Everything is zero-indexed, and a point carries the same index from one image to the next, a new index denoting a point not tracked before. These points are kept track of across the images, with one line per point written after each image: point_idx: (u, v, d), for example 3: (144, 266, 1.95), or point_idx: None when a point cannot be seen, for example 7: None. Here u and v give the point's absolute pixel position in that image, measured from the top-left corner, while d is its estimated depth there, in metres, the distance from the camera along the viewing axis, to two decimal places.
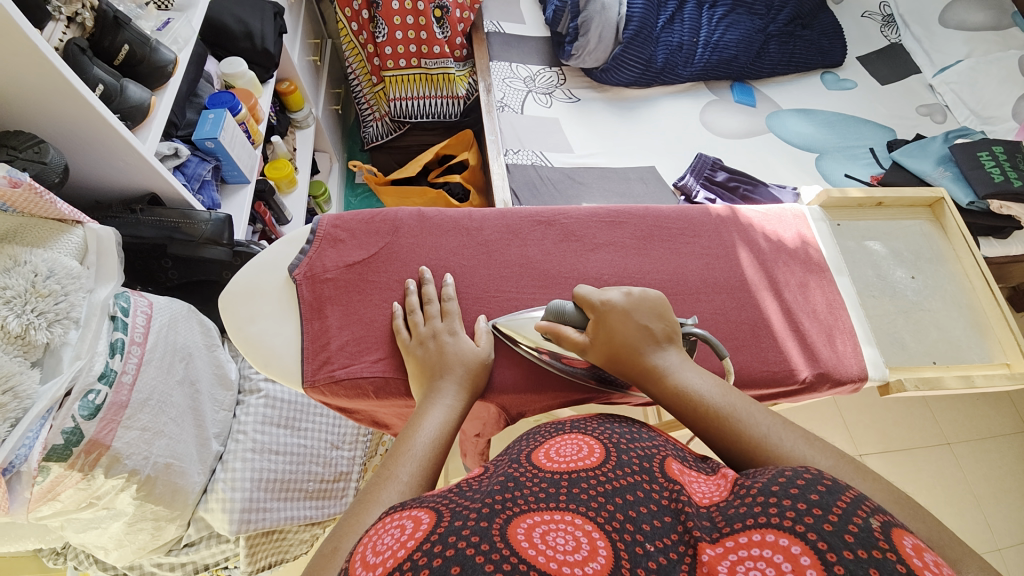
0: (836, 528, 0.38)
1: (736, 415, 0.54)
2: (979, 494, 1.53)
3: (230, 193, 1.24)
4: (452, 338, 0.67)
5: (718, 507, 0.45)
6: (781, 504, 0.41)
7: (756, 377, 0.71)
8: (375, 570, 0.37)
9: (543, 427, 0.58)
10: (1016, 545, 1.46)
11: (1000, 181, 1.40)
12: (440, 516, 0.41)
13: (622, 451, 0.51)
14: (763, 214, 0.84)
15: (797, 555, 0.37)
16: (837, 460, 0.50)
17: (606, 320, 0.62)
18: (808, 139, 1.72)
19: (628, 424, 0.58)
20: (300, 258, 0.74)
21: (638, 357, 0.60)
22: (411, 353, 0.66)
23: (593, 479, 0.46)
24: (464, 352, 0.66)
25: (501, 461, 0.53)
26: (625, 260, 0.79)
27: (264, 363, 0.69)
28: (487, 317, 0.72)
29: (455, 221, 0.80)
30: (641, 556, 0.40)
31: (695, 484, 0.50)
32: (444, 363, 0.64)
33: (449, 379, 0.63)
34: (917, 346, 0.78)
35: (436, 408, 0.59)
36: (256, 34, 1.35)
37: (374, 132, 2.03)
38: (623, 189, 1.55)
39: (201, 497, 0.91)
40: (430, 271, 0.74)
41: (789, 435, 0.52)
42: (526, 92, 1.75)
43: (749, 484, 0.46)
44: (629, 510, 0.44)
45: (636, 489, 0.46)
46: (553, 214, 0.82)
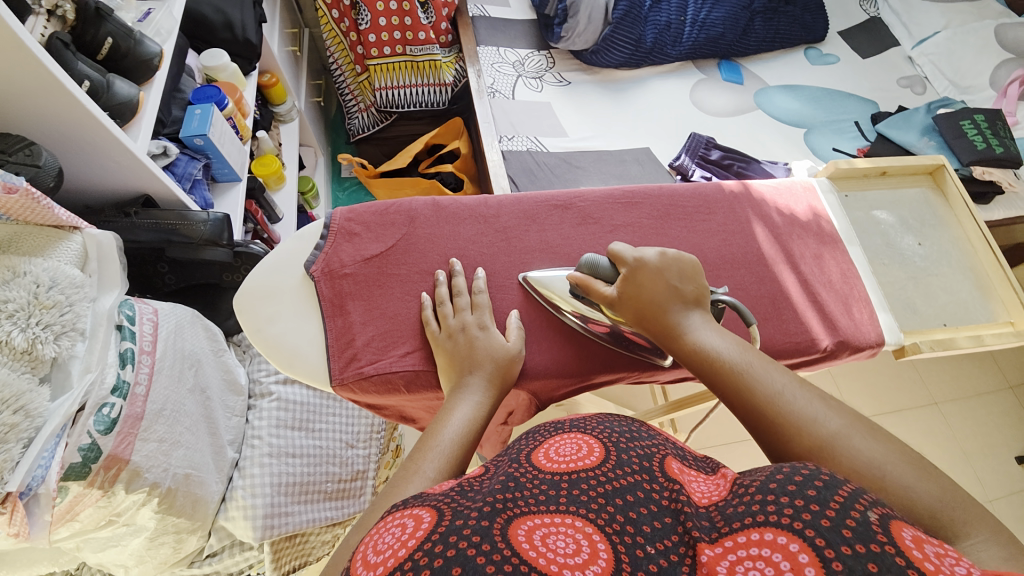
0: (833, 524, 0.38)
1: (754, 371, 0.56)
2: (968, 449, 1.60)
3: (221, 192, 1.19)
4: (482, 332, 0.65)
5: (713, 508, 0.46)
6: (777, 501, 0.41)
7: (780, 349, 0.73)
8: (375, 570, 0.37)
9: (542, 425, 0.58)
10: (1004, 497, 1.54)
11: (983, 148, 1.46)
12: (441, 516, 0.40)
13: (622, 451, 0.51)
14: (774, 189, 0.85)
15: (795, 552, 0.37)
16: (851, 420, 0.50)
17: (637, 277, 0.63)
18: (796, 115, 1.75)
19: (627, 421, 0.59)
20: (315, 254, 0.71)
21: (662, 311, 0.62)
22: (440, 346, 0.65)
23: (593, 480, 0.46)
24: (494, 349, 0.64)
25: (500, 462, 0.53)
26: (644, 240, 0.79)
27: (287, 364, 0.66)
28: (519, 311, 0.70)
29: (472, 209, 0.78)
30: (641, 560, 0.40)
31: (694, 483, 0.51)
32: (474, 358, 0.63)
33: (478, 376, 0.62)
34: (928, 310, 0.80)
35: (462, 404, 0.58)
36: (236, 24, 1.30)
37: (360, 123, 1.98)
38: (620, 172, 1.54)
39: (221, 506, 0.89)
40: (459, 263, 0.72)
41: (803, 395, 0.53)
42: (516, 77, 1.73)
43: (745, 483, 0.46)
44: (628, 511, 0.44)
45: (636, 489, 0.46)
46: (569, 197, 0.81)
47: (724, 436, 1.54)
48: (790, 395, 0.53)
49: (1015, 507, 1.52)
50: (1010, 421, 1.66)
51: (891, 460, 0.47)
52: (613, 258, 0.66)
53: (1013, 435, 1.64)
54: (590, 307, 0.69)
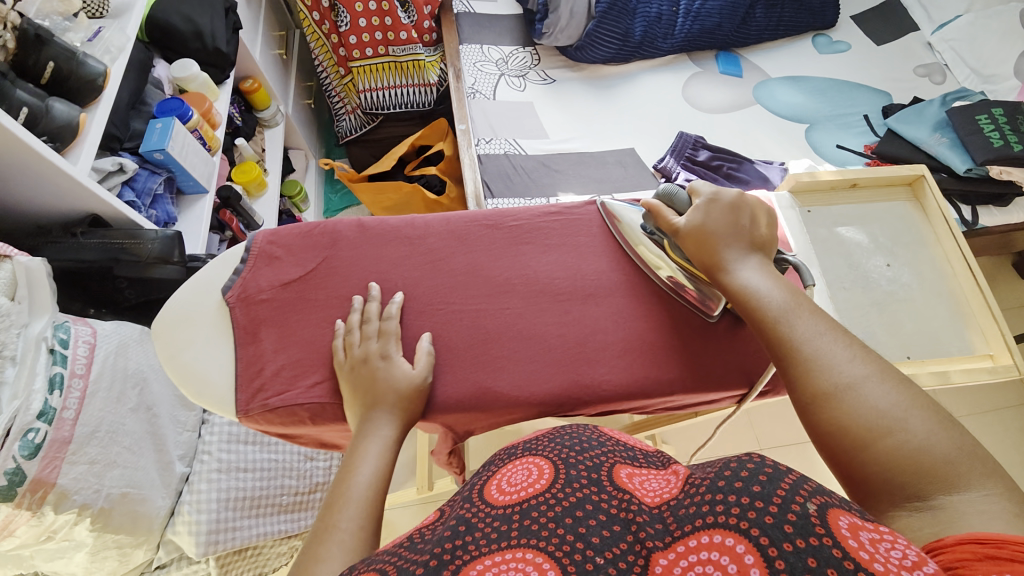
0: (775, 520, 0.38)
1: (795, 315, 0.57)
2: None
3: (188, 204, 1.20)
4: (384, 362, 0.64)
5: (666, 508, 0.46)
6: (726, 501, 0.42)
7: (719, 380, 0.70)
8: None
9: (497, 454, 0.60)
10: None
11: (1000, 146, 1.35)
12: None
13: (571, 466, 0.52)
14: None
15: (740, 553, 0.38)
16: (880, 370, 0.51)
17: (708, 209, 0.65)
18: (798, 109, 1.65)
19: (579, 428, 0.60)
20: (233, 279, 0.70)
21: (718, 246, 0.63)
22: (344, 377, 0.64)
23: (544, 505, 0.46)
24: (395, 379, 0.63)
25: (454, 503, 0.53)
26: (578, 262, 0.74)
27: (198, 394, 0.66)
28: (431, 335, 0.68)
29: (398, 230, 0.75)
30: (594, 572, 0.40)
31: (645, 484, 0.52)
32: (376, 392, 0.61)
33: (382, 409, 0.61)
34: (891, 341, 0.73)
35: (371, 442, 0.58)
36: (206, 33, 1.31)
37: (349, 125, 1.98)
38: (602, 175, 1.48)
39: (169, 519, 0.92)
40: (376, 287, 0.70)
41: (841, 341, 0.54)
42: (498, 76, 1.68)
43: (697, 482, 0.47)
44: (579, 525, 0.44)
45: (584, 504, 0.46)
46: (502, 215, 0.77)
47: None
48: (820, 340, 0.54)
49: None
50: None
51: (915, 411, 0.48)
52: (690, 190, 0.68)
53: None
54: (661, 251, 0.72)
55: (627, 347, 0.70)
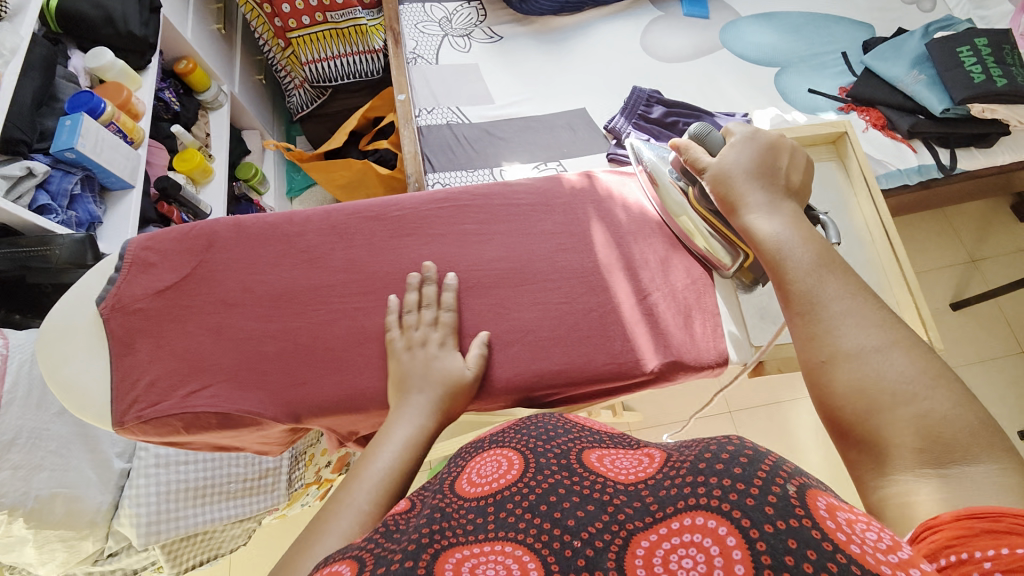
0: (756, 501, 0.35)
1: (819, 275, 0.56)
2: None
3: (115, 201, 1.19)
4: (440, 351, 0.63)
5: (645, 482, 0.42)
6: (706, 482, 0.38)
7: (597, 372, 0.65)
8: None
9: (465, 449, 0.55)
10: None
11: (981, 82, 1.23)
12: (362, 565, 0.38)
13: (541, 455, 0.48)
14: (621, 183, 0.75)
15: (721, 533, 0.35)
16: (892, 341, 0.51)
17: (740, 151, 0.64)
18: (769, 51, 1.50)
19: (545, 418, 0.56)
20: (107, 289, 0.69)
21: (741, 188, 0.62)
22: (394, 360, 0.63)
23: (519, 496, 0.43)
24: (439, 369, 0.62)
25: (424, 495, 0.48)
26: (461, 251, 0.71)
27: (80, 406, 0.66)
28: (488, 334, 0.66)
29: (275, 227, 0.72)
30: (569, 561, 0.37)
31: (617, 462, 0.47)
32: (427, 377, 0.61)
33: (425, 395, 0.60)
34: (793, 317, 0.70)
35: (402, 425, 0.57)
36: (117, 19, 1.25)
37: (299, 100, 1.90)
38: (549, 141, 1.40)
39: (114, 513, 0.96)
40: (432, 267, 0.68)
41: (850, 310, 0.54)
42: (441, 37, 1.57)
43: (678, 460, 0.43)
44: (554, 511, 0.41)
45: (557, 488, 0.43)
46: (384, 205, 0.73)
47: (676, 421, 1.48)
48: (839, 313, 0.54)
49: None
50: (1014, 390, 1.53)
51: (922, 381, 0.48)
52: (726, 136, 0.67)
53: (1015, 406, 1.51)
54: (684, 200, 0.68)
55: (508, 338, 0.67)
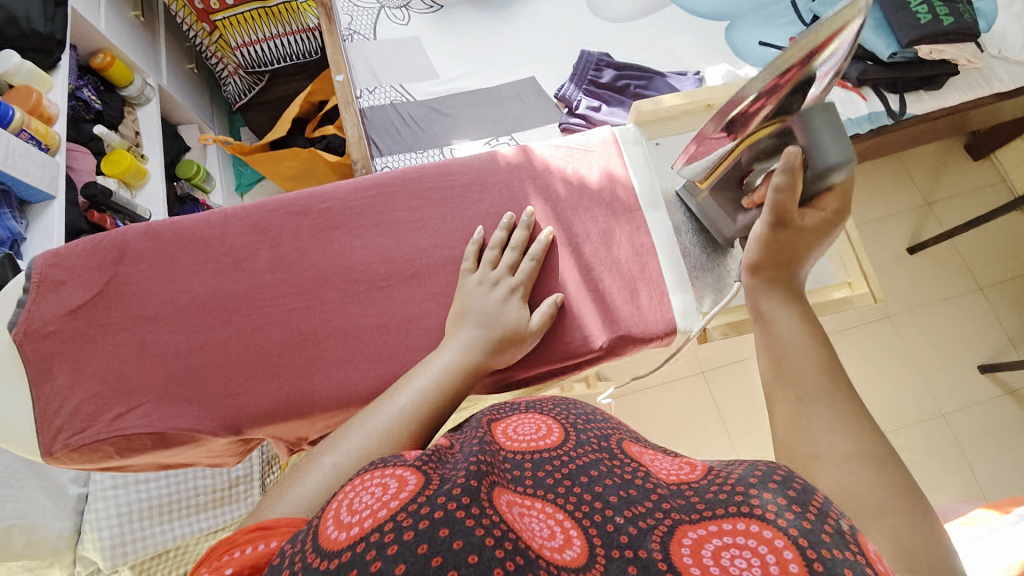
0: (814, 526, 0.34)
1: (811, 377, 0.47)
2: (921, 362, 1.57)
3: (37, 214, 1.11)
4: (512, 298, 0.60)
5: (686, 485, 0.42)
6: (761, 496, 0.37)
7: (546, 354, 0.64)
8: (349, 530, 0.34)
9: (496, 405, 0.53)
10: (930, 417, 1.52)
11: (926, 22, 1.21)
12: (428, 480, 0.38)
13: (581, 430, 0.47)
14: (564, 153, 0.70)
15: (772, 540, 0.34)
16: (865, 450, 0.42)
17: (814, 231, 0.52)
18: (718, 4, 1.46)
19: (584, 404, 0.55)
20: (17, 313, 0.64)
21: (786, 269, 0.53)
22: (464, 291, 0.62)
23: (557, 461, 0.44)
24: (505, 314, 0.59)
25: (461, 436, 0.48)
26: (396, 240, 0.68)
27: (5, 439, 0.62)
28: (559, 297, 0.63)
29: (194, 232, 0.67)
30: (612, 534, 0.37)
31: (657, 462, 0.46)
32: (494, 316, 0.58)
33: (484, 332, 0.57)
34: None
35: (450, 349, 0.56)
36: (21, 17, 1.16)
37: (236, 89, 1.79)
38: (499, 114, 1.35)
39: (78, 537, 0.94)
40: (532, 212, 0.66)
41: (831, 409, 0.45)
42: (377, 10, 1.48)
43: (723, 472, 0.42)
44: (594, 485, 0.41)
45: (597, 464, 0.43)
46: (309, 198, 0.69)
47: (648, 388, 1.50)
48: (818, 398, 0.45)
49: (970, 420, 1.51)
50: (972, 327, 1.59)
51: (880, 491, 0.39)
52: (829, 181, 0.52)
53: (973, 341, 1.58)
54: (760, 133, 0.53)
55: None
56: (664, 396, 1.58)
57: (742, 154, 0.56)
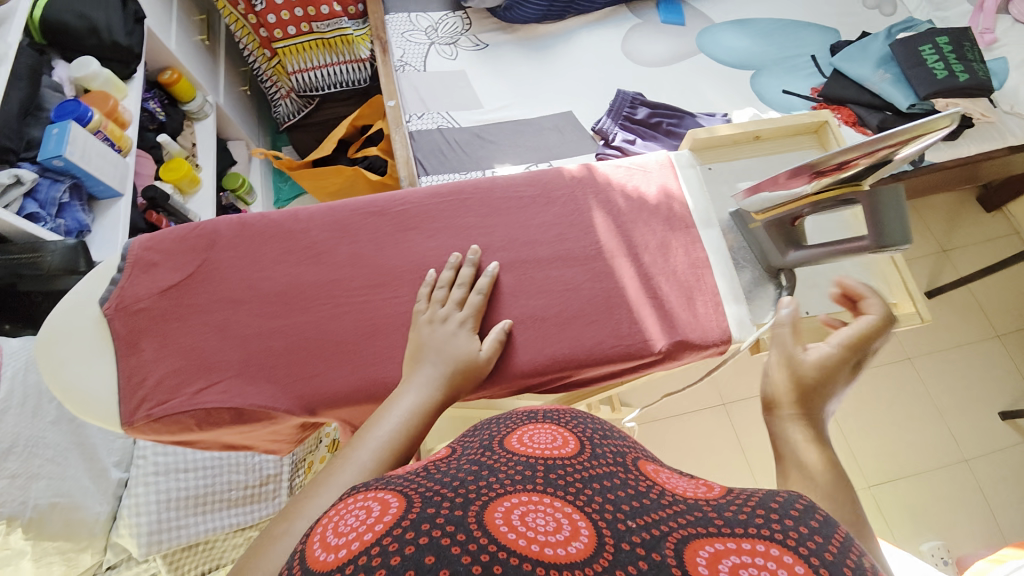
0: (835, 558, 0.35)
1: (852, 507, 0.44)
2: (942, 406, 1.57)
3: (103, 209, 1.17)
4: (462, 330, 0.63)
5: (704, 503, 0.42)
6: (780, 521, 0.37)
7: (608, 354, 0.67)
8: (336, 553, 0.34)
9: (516, 413, 0.54)
10: (953, 462, 1.51)
11: (943, 78, 1.32)
12: (411, 502, 0.37)
13: (598, 444, 0.48)
14: (624, 170, 0.76)
15: (790, 564, 0.34)
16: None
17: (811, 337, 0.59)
18: (743, 56, 1.58)
19: (604, 422, 0.56)
20: (110, 290, 0.68)
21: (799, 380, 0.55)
22: (417, 332, 0.63)
23: (570, 466, 0.44)
24: (457, 346, 0.61)
25: (469, 444, 0.50)
26: (466, 242, 0.72)
27: (83, 409, 0.64)
28: (509, 323, 0.66)
29: (279, 225, 0.72)
30: (625, 534, 0.37)
31: (675, 480, 0.47)
32: (443, 350, 0.60)
33: (440, 370, 0.58)
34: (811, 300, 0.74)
35: (410, 390, 0.56)
36: (102, 27, 1.24)
37: (286, 111, 1.91)
38: (539, 143, 1.43)
39: (112, 524, 0.94)
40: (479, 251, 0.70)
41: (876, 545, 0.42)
42: (427, 46, 1.60)
43: (743, 492, 0.42)
44: (606, 493, 0.41)
45: (612, 475, 0.44)
46: (387, 200, 0.74)
47: None
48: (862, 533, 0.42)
49: (994, 468, 1.50)
50: (991, 373, 1.61)
51: None
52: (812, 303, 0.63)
53: (992, 388, 1.59)
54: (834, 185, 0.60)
55: (519, 324, 0.68)
56: (686, 425, 1.58)
57: (805, 208, 0.64)
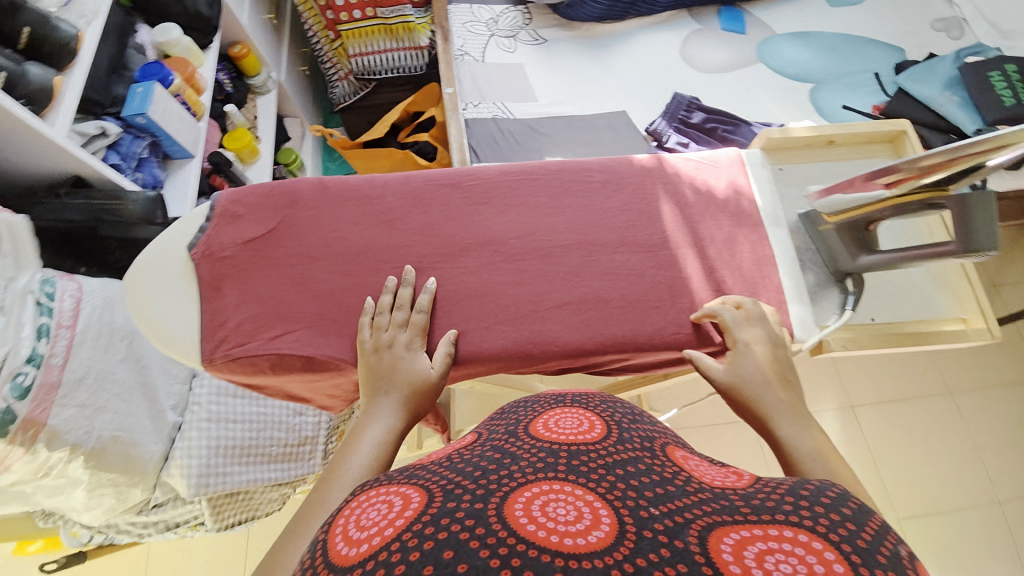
0: (869, 545, 0.37)
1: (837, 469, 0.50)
2: (979, 445, 1.51)
3: (175, 169, 1.23)
4: (408, 352, 0.64)
5: (733, 491, 0.45)
6: (810, 510, 0.40)
7: (668, 340, 0.68)
8: (361, 547, 0.38)
9: (542, 399, 0.63)
10: (985, 502, 1.45)
11: (1011, 106, 1.29)
12: (432, 497, 0.41)
13: (624, 429, 0.55)
14: (694, 163, 0.77)
15: (824, 553, 0.36)
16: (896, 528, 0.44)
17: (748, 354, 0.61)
18: (804, 68, 1.56)
19: (631, 405, 0.63)
20: (198, 236, 0.72)
21: (766, 393, 0.58)
22: (365, 358, 0.64)
23: (592, 453, 0.49)
24: (408, 369, 0.62)
25: (494, 432, 0.57)
26: (534, 221, 0.73)
27: (166, 344, 0.68)
28: (456, 333, 0.67)
29: (357, 189, 0.75)
30: (646, 520, 0.39)
31: (702, 467, 0.51)
32: (393, 377, 0.61)
33: (393, 397, 0.59)
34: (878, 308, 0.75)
35: (373, 426, 0.56)
36: None
37: (342, 92, 1.98)
38: (591, 139, 1.45)
39: (163, 464, 1.00)
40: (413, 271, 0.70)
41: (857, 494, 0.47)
42: (488, 37, 1.63)
43: (772, 483, 0.45)
44: (629, 480, 0.45)
45: (638, 461, 0.48)
46: (460, 175, 0.76)
47: (697, 421, 1.49)
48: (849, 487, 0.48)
49: None
50: None
51: None
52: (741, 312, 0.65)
53: None
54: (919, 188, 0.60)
55: (581, 304, 0.69)
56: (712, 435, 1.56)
57: (885, 211, 0.64)
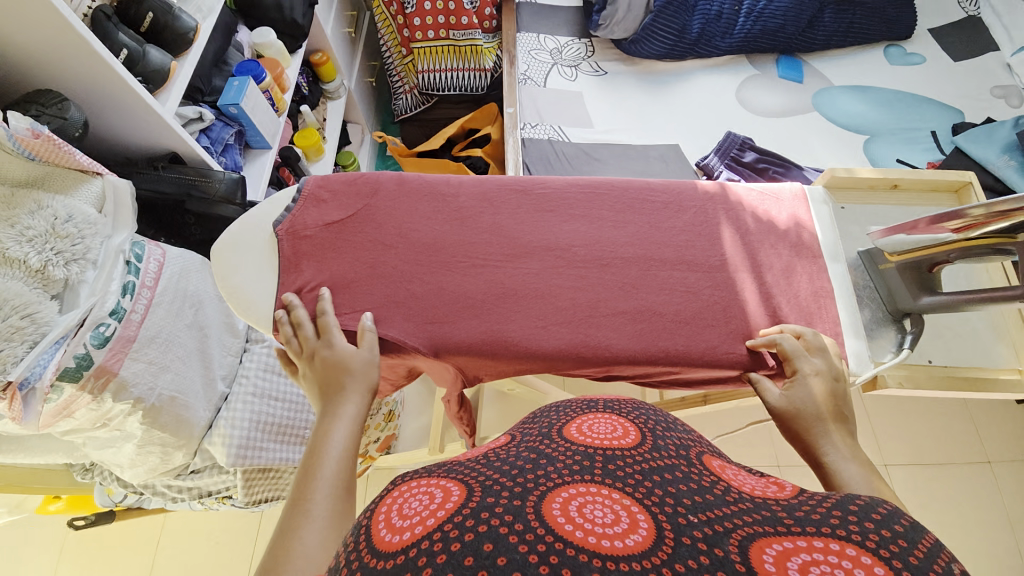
0: (920, 562, 0.33)
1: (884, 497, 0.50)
2: (1014, 517, 1.40)
3: (253, 157, 1.32)
4: (330, 350, 0.66)
5: (775, 502, 0.42)
6: (859, 525, 0.36)
7: (721, 359, 0.69)
8: (404, 534, 0.37)
9: (576, 403, 0.60)
10: None
11: None
12: (471, 491, 0.40)
13: (659, 437, 0.51)
14: (757, 193, 0.79)
15: (869, 565, 0.32)
16: None
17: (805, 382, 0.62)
18: (860, 120, 1.57)
19: (665, 414, 0.59)
20: (284, 215, 0.77)
21: (818, 421, 0.58)
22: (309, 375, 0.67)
23: (628, 458, 0.47)
24: (342, 362, 0.65)
25: (530, 432, 0.55)
26: (598, 232, 0.77)
27: (243, 310, 0.73)
28: (370, 314, 0.70)
29: (433, 186, 0.80)
30: (684, 526, 0.37)
31: (742, 478, 0.48)
32: (331, 378, 0.64)
33: (342, 393, 0.63)
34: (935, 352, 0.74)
35: (337, 424, 0.60)
36: (285, 5, 1.41)
37: (405, 104, 2.08)
38: (642, 168, 1.49)
39: (207, 432, 1.03)
40: (296, 295, 0.72)
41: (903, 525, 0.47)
42: (551, 65, 1.71)
43: (817, 497, 0.41)
44: (666, 486, 0.43)
45: (674, 469, 0.46)
46: (530, 183, 0.81)
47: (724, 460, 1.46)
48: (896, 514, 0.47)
49: None
50: None
51: None
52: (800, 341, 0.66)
53: None
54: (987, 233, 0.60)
55: (637, 315, 0.71)
56: None
57: (952, 254, 0.64)
